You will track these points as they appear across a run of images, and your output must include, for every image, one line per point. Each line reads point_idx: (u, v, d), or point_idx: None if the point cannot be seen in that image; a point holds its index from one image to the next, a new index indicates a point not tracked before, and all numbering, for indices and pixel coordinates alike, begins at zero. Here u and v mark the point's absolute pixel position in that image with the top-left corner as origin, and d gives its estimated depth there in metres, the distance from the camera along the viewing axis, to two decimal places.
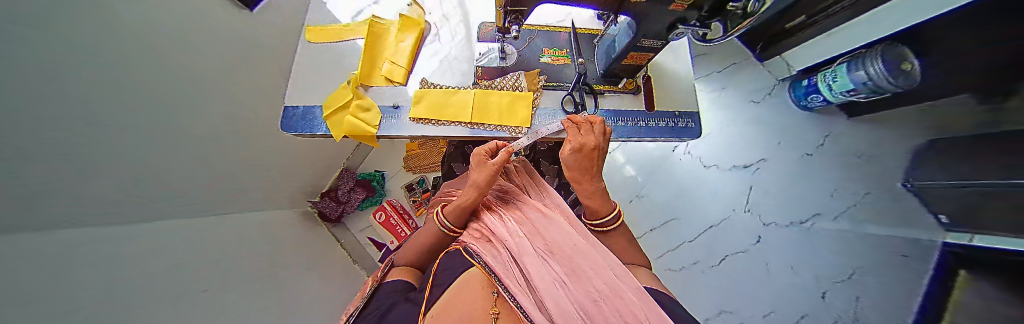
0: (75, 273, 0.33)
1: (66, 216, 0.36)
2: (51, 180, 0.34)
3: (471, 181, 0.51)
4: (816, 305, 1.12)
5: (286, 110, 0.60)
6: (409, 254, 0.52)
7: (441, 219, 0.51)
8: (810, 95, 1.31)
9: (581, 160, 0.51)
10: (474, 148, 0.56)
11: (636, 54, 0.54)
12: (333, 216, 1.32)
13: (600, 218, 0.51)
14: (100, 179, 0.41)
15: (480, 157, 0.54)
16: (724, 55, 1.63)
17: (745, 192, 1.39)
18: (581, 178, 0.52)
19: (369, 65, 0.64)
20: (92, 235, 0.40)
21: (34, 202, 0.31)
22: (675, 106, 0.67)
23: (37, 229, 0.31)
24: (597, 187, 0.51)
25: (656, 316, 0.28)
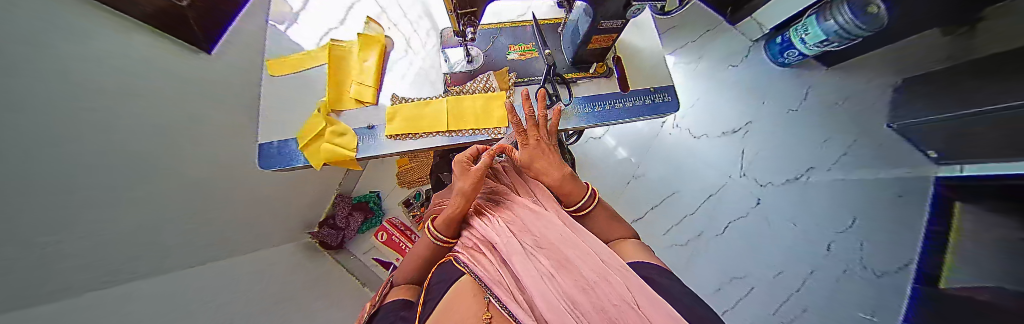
0: None
1: (60, 284, 0.36)
2: (42, 250, 0.34)
3: (458, 189, 0.51)
4: (823, 258, 1.14)
5: (261, 147, 0.59)
6: (406, 271, 0.51)
7: (433, 232, 0.50)
8: (787, 50, 1.33)
9: (534, 153, 0.55)
10: (456, 156, 0.55)
11: (599, 37, 0.54)
12: (333, 244, 1.30)
13: (574, 205, 0.53)
14: (84, 244, 0.41)
15: (463, 164, 0.54)
16: (695, 24, 1.65)
17: (737, 156, 1.40)
18: (546, 167, 0.54)
19: (337, 90, 0.63)
20: (90, 300, 0.39)
21: (31, 273, 0.32)
22: (649, 82, 0.67)
23: (37, 299, 0.32)
24: (563, 175, 0.54)
25: (642, 295, 0.28)
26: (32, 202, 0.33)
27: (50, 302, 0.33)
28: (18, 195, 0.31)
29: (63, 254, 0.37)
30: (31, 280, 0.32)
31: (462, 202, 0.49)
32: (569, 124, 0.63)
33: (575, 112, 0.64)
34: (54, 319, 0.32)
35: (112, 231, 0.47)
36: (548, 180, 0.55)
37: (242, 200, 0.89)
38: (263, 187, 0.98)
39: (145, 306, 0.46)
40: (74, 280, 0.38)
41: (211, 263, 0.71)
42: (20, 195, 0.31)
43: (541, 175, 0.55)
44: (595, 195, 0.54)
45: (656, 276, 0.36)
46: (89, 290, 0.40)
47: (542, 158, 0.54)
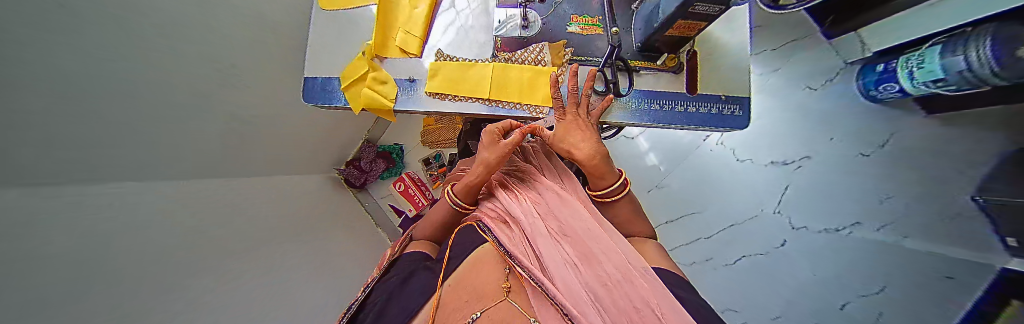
0: (68, 244, 0.33)
1: (69, 181, 0.37)
2: (58, 144, 0.35)
3: (481, 160, 0.51)
4: (824, 311, 0.97)
5: (306, 80, 0.60)
6: (426, 229, 0.53)
7: (452, 196, 0.51)
8: (883, 84, 1.09)
9: (572, 129, 0.52)
10: (487, 126, 0.54)
11: (685, 23, 0.45)
12: (357, 184, 1.39)
13: (602, 189, 0.51)
14: (106, 142, 0.43)
15: (493, 136, 0.52)
16: (781, 31, 1.43)
17: (777, 192, 1.25)
18: (578, 141, 0.51)
19: (383, 34, 0.61)
20: (96, 202, 0.40)
21: (39, 167, 0.33)
22: (723, 89, 0.60)
23: (41, 192, 0.33)
24: (594, 151, 0.50)
25: (667, 303, 0.27)
26: (54, 98, 0.33)
27: (50, 198, 0.34)
28: (37, 88, 0.31)
29: (79, 150, 0.39)
30: (37, 174, 0.32)
31: (483, 171, 0.49)
32: (619, 118, 0.58)
33: (629, 106, 0.59)
34: (50, 215, 0.33)
35: (137, 135, 0.48)
36: (577, 155, 0.50)
37: (272, 128, 0.93)
38: (290, 120, 1.02)
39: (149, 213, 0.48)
40: (86, 175, 0.40)
41: (227, 183, 0.75)
42: (41, 87, 0.31)
43: (570, 150, 0.51)
44: (626, 185, 0.51)
45: (679, 288, 0.34)
46: (102, 187, 0.42)
47: (577, 132, 0.51)
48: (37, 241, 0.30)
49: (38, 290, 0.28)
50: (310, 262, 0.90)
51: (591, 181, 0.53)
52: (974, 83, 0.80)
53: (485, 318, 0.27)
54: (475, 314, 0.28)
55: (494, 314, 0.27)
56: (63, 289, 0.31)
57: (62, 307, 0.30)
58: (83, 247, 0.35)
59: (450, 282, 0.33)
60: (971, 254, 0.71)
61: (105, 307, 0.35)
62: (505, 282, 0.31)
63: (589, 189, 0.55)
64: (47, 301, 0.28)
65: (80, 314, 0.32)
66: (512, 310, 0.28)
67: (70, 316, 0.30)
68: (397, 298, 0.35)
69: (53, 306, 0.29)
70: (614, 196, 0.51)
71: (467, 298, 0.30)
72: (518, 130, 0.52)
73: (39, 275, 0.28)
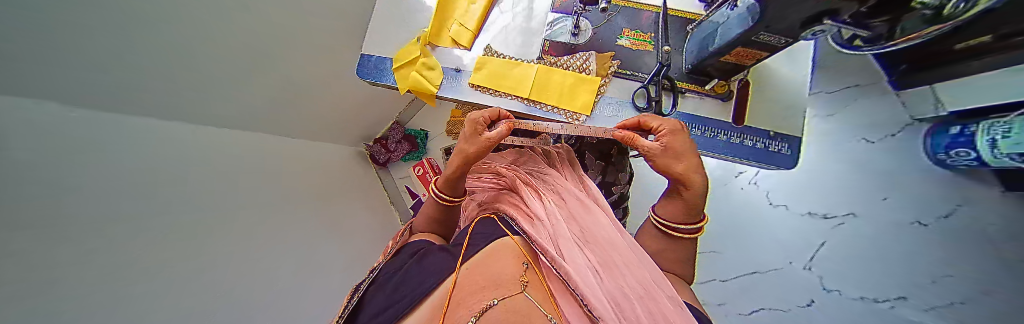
0: (80, 179, 0.34)
1: (64, 113, 0.37)
2: (59, 69, 0.37)
3: (460, 150, 0.51)
4: None
5: (363, 57, 0.65)
6: (427, 224, 0.55)
7: (434, 189, 0.53)
8: (957, 148, 0.99)
9: (679, 148, 0.45)
10: (470, 115, 0.53)
11: (745, 50, 0.44)
12: (381, 161, 1.46)
13: (688, 224, 0.46)
14: (127, 77, 0.46)
15: (476, 127, 0.51)
16: (841, 72, 1.31)
17: (813, 246, 1.17)
18: (691, 166, 0.44)
19: (439, 24, 0.65)
20: (113, 142, 0.42)
21: (37, 85, 0.34)
22: (771, 125, 0.57)
23: (34, 114, 0.33)
24: (700, 180, 0.44)
25: None
26: (53, 32, 0.35)
27: (58, 117, 0.36)
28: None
29: (96, 76, 0.41)
30: (35, 91, 0.34)
31: (460, 162, 0.50)
32: None
33: None
34: (58, 132, 0.35)
35: (161, 70, 0.51)
36: (687, 180, 0.44)
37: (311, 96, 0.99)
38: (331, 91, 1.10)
39: (171, 150, 0.52)
40: (91, 100, 0.42)
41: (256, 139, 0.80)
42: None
43: (679, 169, 0.44)
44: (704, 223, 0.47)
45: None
46: (112, 124, 0.43)
47: (688, 156, 0.45)
48: (49, 150, 0.32)
49: (40, 193, 0.30)
50: (323, 225, 0.93)
51: (687, 205, 0.45)
52: None
53: (503, 305, 0.25)
54: (493, 300, 0.26)
55: (512, 302, 0.26)
56: (79, 195, 0.34)
57: (68, 218, 0.31)
58: (94, 176, 0.36)
59: (468, 265, 0.34)
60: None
61: (125, 222, 0.39)
62: (523, 275, 0.30)
63: (663, 223, 0.47)
64: (47, 226, 0.29)
65: (84, 254, 0.32)
66: (530, 303, 0.27)
67: (74, 251, 0.31)
68: (413, 273, 0.36)
69: (67, 211, 0.31)
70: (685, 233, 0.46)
71: (483, 284, 0.29)
72: (505, 122, 0.52)
73: (45, 217, 0.29)
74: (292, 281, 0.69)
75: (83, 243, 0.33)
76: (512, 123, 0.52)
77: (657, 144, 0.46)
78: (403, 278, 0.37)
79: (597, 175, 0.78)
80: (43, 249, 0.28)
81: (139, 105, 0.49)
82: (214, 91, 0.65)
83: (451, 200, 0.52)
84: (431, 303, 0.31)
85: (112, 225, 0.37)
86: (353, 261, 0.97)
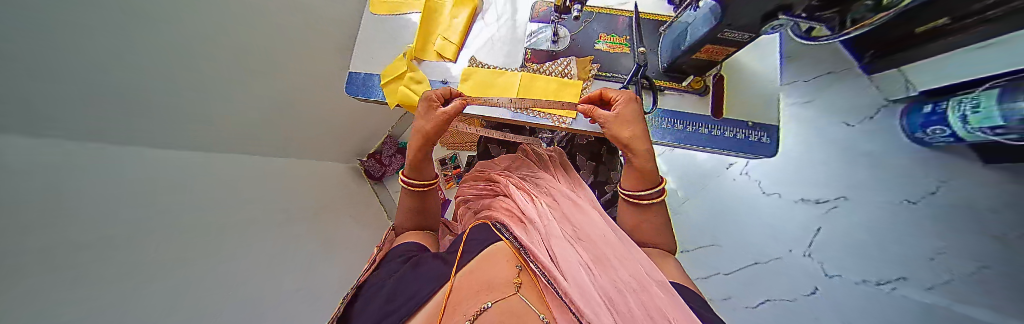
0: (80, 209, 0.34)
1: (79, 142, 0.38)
2: (62, 69, 0.35)
3: (417, 128, 0.52)
4: None
5: (350, 75, 0.66)
6: (409, 220, 0.55)
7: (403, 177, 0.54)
8: (931, 126, 1.02)
9: (630, 117, 0.48)
10: (427, 93, 0.55)
11: (714, 47, 0.47)
12: (376, 175, 1.44)
13: (639, 191, 0.48)
14: (128, 77, 0.43)
15: (429, 103, 0.53)
16: (816, 62, 1.35)
17: (810, 232, 1.18)
18: (638, 134, 0.47)
19: (424, 39, 0.67)
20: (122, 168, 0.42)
21: (42, 90, 0.32)
22: (748, 115, 0.59)
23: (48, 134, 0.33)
24: (647, 148, 0.46)
25: (684, 316, 0.27)
26: (54, 32, 0.33)
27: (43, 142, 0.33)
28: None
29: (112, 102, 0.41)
30: (41, 107, 0.33)
31: (419, 141, 0.51)
32: None
33: (650, 123, 0.59)
34: (67, 157, 0.35)
35: (161, 70, 0.49)
36: (633, 147, 0.46)
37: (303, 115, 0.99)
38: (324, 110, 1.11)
39: (176, 170, 0.52)
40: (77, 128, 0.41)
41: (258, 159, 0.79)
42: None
43: (629, 136, 0.47)
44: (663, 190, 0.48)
45: (701, 308, 0.33)
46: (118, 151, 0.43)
47: (636, 125, 0.47)
48: (48, 178, 0.31)
49: (34, 214, 0.28)
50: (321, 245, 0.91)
51: (640, 173, 0.47)
52: None
53: (497, 307, 0.26)
54: (487, 303, 0.27)
55: (505, 304, 0.26)
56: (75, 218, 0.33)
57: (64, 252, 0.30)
58: (99, 205, 0.36)
59: (463, 272, 0.33)
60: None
61: (127, 244, 0.38)
62: (516, 278, 0.31)
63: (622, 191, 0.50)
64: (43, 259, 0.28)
65: (85, 287, 0.31)
66: (523, 304, 0.27)
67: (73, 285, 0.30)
68: (407, 281, 0.36)
69: (69, 210, 0.32)
70: (653, 197, 0.48)
71: (476, 289, 0.30)
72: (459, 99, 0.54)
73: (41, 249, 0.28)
74: (302, 301, 0.69)
75: (75, 280, 0.30)
76: (466, 97, 0.54)
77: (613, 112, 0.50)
78: (393, 287, 0.36)
79: (589, 175, 0.79)
80: (41, 277, 0.27)
81: (145, 106, 0.47)
82: (213, 91, 0.62)
83: (419, 185, 0.54)
84: (426, 312, 0.30)
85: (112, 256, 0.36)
86: (356, 278, 0.94)
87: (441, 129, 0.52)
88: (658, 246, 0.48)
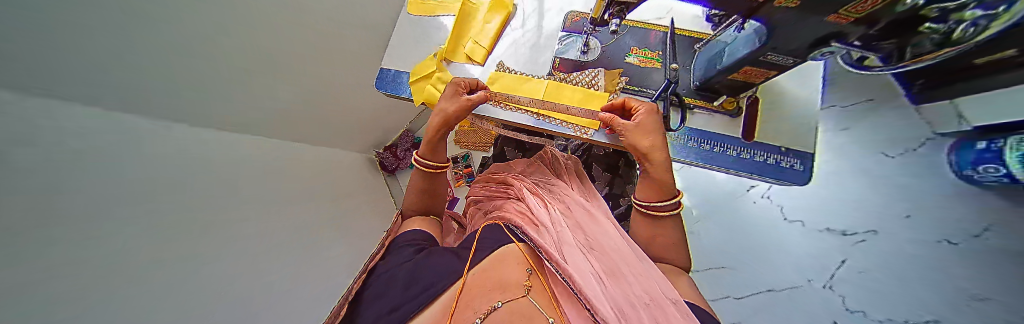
0: (111, 192, 0.35)
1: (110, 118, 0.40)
2: (61, 69, 0.34)
3: (441, 110, 0.53)
4: None
5: (382, 71, 0.68)
6: (416, 204, 0.54)
7: (416, 155, 0.54)
8: (985, 164, 0.94)
9: (649, 124, 0.50)
10: (454, 79, 0.57)
11: (753, 69, 0.46)
12: (390, 168, 1.45)
13: (653, 199, 0.47)
14: (126, 78, 0.42)
15: (456, 89, 0.56)
16: (854, 88, 1.28)
17: (833, 265, 1.11)
18: (654, 143, 0.48)
19: (455, 42, 0.68)
20: (149, 154, 0.43)
21: (39, 89, 0.32)
22: (784, 141, 0.57)
23: (64, 115, 0.34)
24: (663, 158, 0.47)
25: None
26: (53, 32, 0.32)
27: (64, 128, 0.33)
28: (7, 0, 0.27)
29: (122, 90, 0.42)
30: (43, 104, 0.32)
31: (440, 123, 0.52)
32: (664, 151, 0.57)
33: (677, 140, 0.58)
34: (100, 140, 0.37)
35: (157, 69, 0.47)
36: (650, 155, 0.48)
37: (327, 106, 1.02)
38: (353, 103, 1.15)
39: (200, 154, 0.54)
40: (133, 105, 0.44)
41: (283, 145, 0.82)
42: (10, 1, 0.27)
43: (644, 143, 0.48)
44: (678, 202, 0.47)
45: None
46: (149, 134, 0.45)
47: (652, 133, 0.49)
48: (65, 160, 0.31)
49: (63, 197, 0.29)
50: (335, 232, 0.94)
51: (653, 182, 0.47)
52: None
53: (507, 307, 0.26)
54: (498, 302, 0.27)
55: (516, 305, 0.27)
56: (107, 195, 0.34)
57: (84, 237, 0.30)
58: (131, 189, 0.38)
59: (475, 270, 0.33)
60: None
61: (160, 221, 0.40)
62: (526, 280, 0.31)
63: (637, 199, 0.50)
64: (63, 243, 0.28)
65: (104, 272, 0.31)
66: (534, 307, 0.27)
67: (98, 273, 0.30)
68: (416, 269, 0.36)
69: (79, 203, 0.31)
70: (668, 210, 0.47)
71: (487, 289, 0.30)
72: (483, 92, 0.57)
73: (60, 236, 0.28)
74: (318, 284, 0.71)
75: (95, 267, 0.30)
76: (493, 93, 0.60)
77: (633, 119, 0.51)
78: (404, 274, 0.36)
79: (605, 186, 0.78)
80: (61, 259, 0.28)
81: (138, 102, 0.45)
82: (210, 90, 0.59)
83: (432, 166, 0.54)
84: (434, 310, 0.29)
85: (143, 231, 0.38)
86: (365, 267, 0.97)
87: (463, 114, 0.54)
88: (668, 261, 0.47)
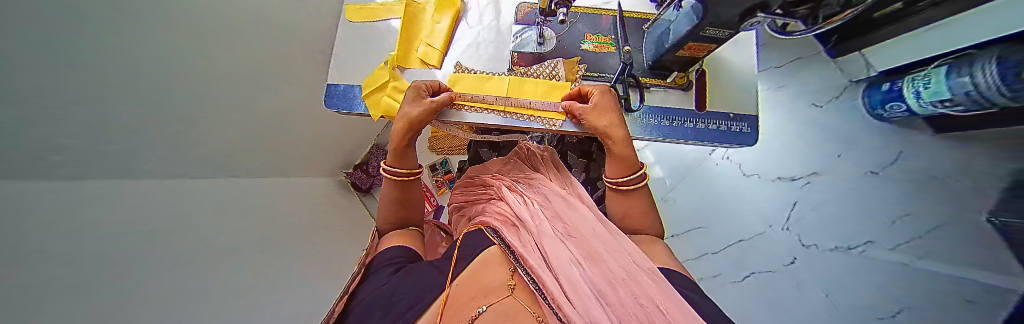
0: (99, 254, 0.33)
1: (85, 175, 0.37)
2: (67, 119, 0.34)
3: (404, 115, 0.50)
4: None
5: (329, 87, 0.63)
6: (392, 219, 0.51)
7: (384, 164, 0.51)
8: (890, 102, 1.10)
9: (609, 105, 0.51)
10: (415, 82, 0.54)
11: (696, 45, 0.49)
12: (363, 188, 1.37)
13: (621, 177, 0.49)
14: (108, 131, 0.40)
15: (419, 91, 0.53)
16: (784, 49, 1.44)
17: (787, 208, 1.25)
18: (614, 123, 0.50)
19: (406, 47, 0.64)
20: (123, 203, 0.40)
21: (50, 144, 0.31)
22: (731, 108, 0.61)
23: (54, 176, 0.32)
24: (621, 137, 0.49)
25: (672, 302, 0.28)
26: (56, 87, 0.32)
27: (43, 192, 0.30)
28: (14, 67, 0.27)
29: (81, 117, 0.36)
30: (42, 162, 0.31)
31: (405, 126, 0.49)
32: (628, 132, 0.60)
33: (639, 120, 0.60)
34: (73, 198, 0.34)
35: (131, 118, 0.44)
36: (612, 135, 0.49)
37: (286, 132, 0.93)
38: (309, 125, 1.05)
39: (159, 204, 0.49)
40: None
41: (246, 178, 0.75)
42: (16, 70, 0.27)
43: (604, 124, 0.50)
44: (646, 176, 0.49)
45: (692, 291, 0.33)
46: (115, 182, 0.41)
47: (610, 113, 0.50)
48: (56, 223, 0.30)
49: (55, 265, 0.28)
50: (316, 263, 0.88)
51: (619, 162, 0.49)
52: (984, 104, 0.81)
53: (491, 311, 0.26)
54: (481, 308, 0.27)
55: (500, 308, 0.27)
56: (82, 252, 0.31)
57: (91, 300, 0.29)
58: (113, 245, 0.35)
59: (458, 281, 0.32)
60: (1002, 280, 0.72)
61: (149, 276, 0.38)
62: (510, 280, 0.31)
63: (607, 177, 0.51)
64: (72, 311, 0.27)
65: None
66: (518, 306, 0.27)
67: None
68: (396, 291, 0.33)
69: (72, 266, 0.29)
70: (636, 183, 0.49)
71: (470, 297, 0.29)
72: (447, 93, 0.55)
73: (68, 303, 0.27)
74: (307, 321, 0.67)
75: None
76: (455, 94, 0.57)
77: (591, 102, 0.52)
78: (382, 299, 0.33)
79: (582, 172, 0.80)
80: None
81: (125, 149, 0.42)
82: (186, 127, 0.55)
83: (405, 173, 0.50)
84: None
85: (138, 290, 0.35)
86: None
87: (432, 116, 0.51)
88: (645, 232, 0.49)
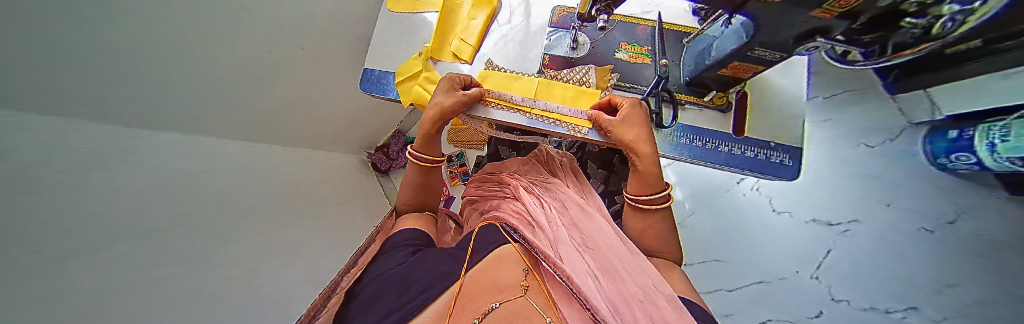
0: (113, 207, 0.34)
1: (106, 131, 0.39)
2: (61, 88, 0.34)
3: (437, 103, 0.51)
4: None
5: (366, 71, 0.66)
6: (411, 202, 0.52)
7: (412, 148, 0.52)
8: (957, 152, 0.99)
9: (639, 119, 0.50)
10: (450, 74, 0.56)
11: (741, 64, 0.47)
12: (382, 169, 1.36)
13: (644, 194, 0.47)
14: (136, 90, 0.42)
15: (453, 82, 0.54)
16: (836, 81, 1.32)
17: (819, 254, 1.15)
18: (641, 138, 0.48)
19: (441, 40, 0.66)
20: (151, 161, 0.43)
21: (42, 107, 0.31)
22: (772, 135, 0.57)
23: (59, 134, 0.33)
24: (648, 152, 0.47)
25: None
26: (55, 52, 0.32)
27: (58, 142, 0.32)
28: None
29: (90, 95, 0.36)
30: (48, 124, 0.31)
31: (436, 115, 0.50)
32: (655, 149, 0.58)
33: (669, 137, 0.58)
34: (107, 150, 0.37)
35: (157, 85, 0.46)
36: (638, 150, 0.47)
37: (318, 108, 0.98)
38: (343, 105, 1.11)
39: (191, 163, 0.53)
40: None
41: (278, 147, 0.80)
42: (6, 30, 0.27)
43: (631, 138, 0.48)
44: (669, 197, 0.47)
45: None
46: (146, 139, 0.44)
47: (639, 127, 0.49)
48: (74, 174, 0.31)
49: (57, 216, 0.28)
50: None
51: (641, 178, 0.47)
52: None
53: (503, 308, 0.25)
54: (493, 303, 0.26)
55: (512, 305, 0.26)
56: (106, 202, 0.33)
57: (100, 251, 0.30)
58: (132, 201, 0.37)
59: (472, 273, 0.32)
60: None
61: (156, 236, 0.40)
62: (523, 280, 0.30)
63: (628, 193, 0.49)
64: (75, 259, 0.28)
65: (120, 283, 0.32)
66: (531, 307, 0.26)
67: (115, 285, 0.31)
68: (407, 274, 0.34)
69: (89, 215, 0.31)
70: (660, 202, 0.47)
71: (481, 291, 0.29)
72: (478, 89, 0.56)
73: (75, 251, 0.28)
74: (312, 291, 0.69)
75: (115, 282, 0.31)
76: (485, 91, 0.58)
77: (619, 113, 0.51)
78: (399, 278, 0.33)
79: (600, 184, 0.78)
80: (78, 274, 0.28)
81: (148, 114, 0.44)
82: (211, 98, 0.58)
83: (429, 159, 0.52)
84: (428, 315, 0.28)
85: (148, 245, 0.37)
86: None
87: (462, 109, 0.53)
88: (662, 256, 0.46)
